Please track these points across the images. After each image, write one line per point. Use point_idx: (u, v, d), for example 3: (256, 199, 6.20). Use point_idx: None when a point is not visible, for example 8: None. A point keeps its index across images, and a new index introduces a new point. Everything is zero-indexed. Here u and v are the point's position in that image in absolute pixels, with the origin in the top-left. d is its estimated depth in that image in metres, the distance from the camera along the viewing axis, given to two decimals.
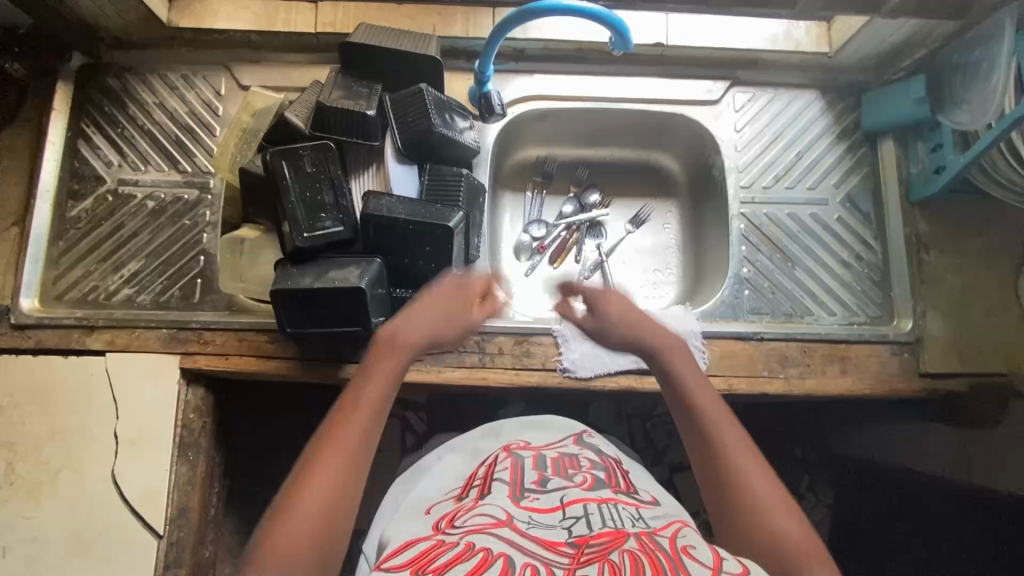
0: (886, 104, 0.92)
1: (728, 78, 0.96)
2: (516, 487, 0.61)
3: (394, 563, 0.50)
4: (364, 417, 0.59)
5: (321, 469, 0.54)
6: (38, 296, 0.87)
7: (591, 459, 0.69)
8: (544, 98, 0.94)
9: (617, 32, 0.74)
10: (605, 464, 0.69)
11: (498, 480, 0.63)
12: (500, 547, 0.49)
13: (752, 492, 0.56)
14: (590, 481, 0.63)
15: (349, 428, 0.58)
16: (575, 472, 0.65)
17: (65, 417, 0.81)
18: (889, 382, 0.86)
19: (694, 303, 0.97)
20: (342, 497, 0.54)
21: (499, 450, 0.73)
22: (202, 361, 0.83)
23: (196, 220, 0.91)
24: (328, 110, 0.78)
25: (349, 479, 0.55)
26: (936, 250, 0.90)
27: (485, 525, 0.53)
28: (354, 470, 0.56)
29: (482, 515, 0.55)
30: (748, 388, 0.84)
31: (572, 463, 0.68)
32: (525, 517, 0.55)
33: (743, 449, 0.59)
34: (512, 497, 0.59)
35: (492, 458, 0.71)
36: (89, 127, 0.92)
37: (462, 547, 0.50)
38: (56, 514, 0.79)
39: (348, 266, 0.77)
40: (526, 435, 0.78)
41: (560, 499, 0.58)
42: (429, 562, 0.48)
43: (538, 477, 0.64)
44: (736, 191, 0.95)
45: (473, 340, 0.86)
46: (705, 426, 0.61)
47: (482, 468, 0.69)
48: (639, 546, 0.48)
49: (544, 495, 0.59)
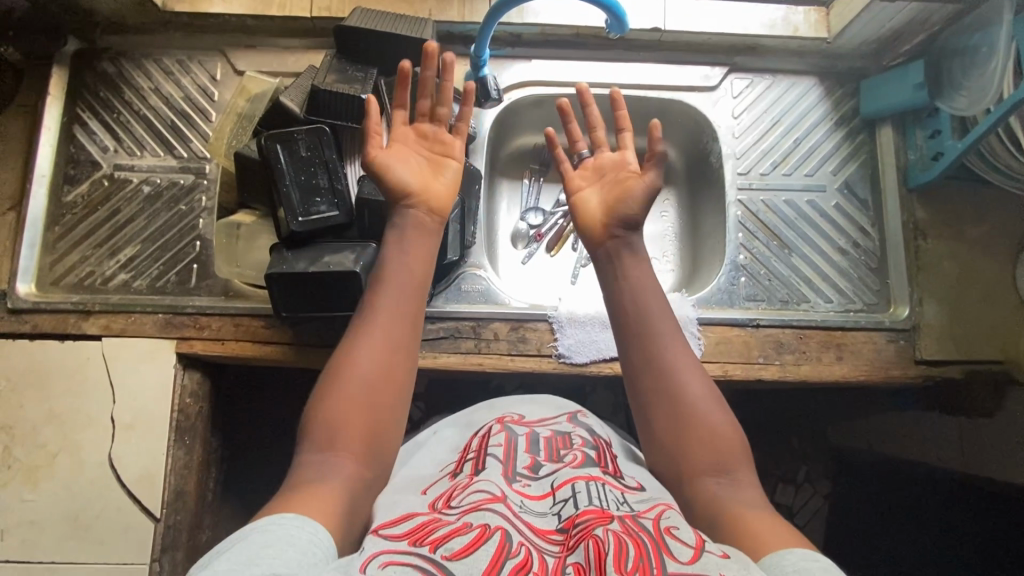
0: (884, 90, 0.91)
1: (726, 64, 0.96)
2: (509, 468, 0.61)
3: (393, 531, 0.50)
4: (394, 313, 0.60)
5: (355, 366, 0.57)
6: (35, 282, 0.87)
7: (583, 437, 0.69)
8: (541, 83, 0.94)
9: (612, 15, 0.73)
10: (597, 443, 0.69)
11: (492, 456, 0.64)
12: (498, 522, 0.49)
13: (692, 397, 0.58)
14: (580, 460, 0.63)
15: (379, 322, 0.60)
16: (566, 453, 0.65)
17: (62, 401, 0.82)
18: (885, 369, 0.86)
19: (692, 289, 0.97)
20: (374, 391, 0.57)
21: (494, 422, 0.73)
22: (197, 345, 0.84)
23: (192, 205, 0.90)
24: (323, 94, 0.78)
25: (389, 374, 0.58)
26: (934, 236, 0.90)
27: (482, 501, 0.53)
28: (392, 364, 0.58)
29: (478, 492, 0.55)
30: (743, 374, 0.84)
31: (563, 442, 0.68)
32: (517, 500, 0.55)
33: (683, 356, 0.60)
34: (505, 477, 0.59)
35: (486, 429, 0.71)
36: (84, 112, 0.92)
37: (460, 523, 0.50)
38: (54, 496, 0.79)
39: (343, 251, 0.76)
40: (522, 407, 0.79)
41: (551, 484, 0.58)
42: (427, 535, 0.48)
43: (530, 461, 0.63)
44: (733, 177, 0.94)
45: (468, 326, 0.86)
46: (656, 341, 0.61)
47: (477, 439, 0.70)
48: (623, 527, 0.47)
49: (535, 481, 0.60)
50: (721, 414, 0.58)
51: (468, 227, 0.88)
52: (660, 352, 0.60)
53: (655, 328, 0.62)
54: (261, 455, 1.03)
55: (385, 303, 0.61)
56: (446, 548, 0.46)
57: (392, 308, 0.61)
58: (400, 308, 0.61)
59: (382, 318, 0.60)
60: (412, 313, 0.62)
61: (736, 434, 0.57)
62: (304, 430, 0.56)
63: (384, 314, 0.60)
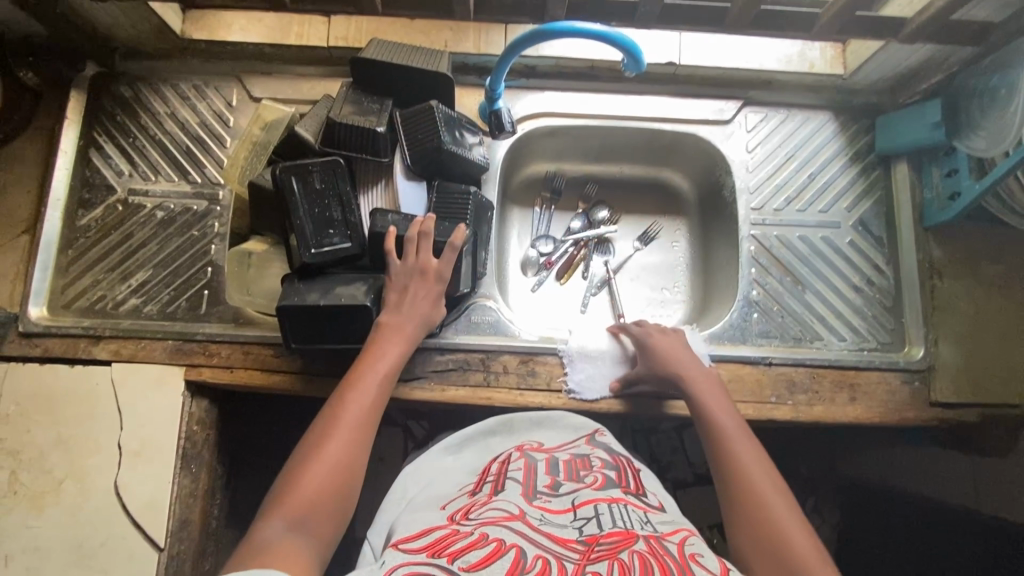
0: (899, 127, 0.90)
1: (740, 98, 0.95)
2: (529, 487, 0.62)
3: (412, 545, 0.51)
4: (366, 404, 0.65)
5: (328, 445, 0.60)
6: (46, 304, 0.87)
7: (602, 458, 0.70)
8: (555, 115, 0.94)
9: (629, 54, 0.72)
10: (617, 464, 0.69)
11: (511, 479, 0.64)
12: (513, 539, 0.51)
13: (763, 502, 0.61)
14: (601, 481, 0.64)
15: (349, 413, 0.63)
16: (586, 473, 0.65)
17: (70, 426, 0.81)
18: (899, 411, 0.85)
19: (703, 323, 0.96)
20: (345, 469, 0.59)
21: (513, 450, 0.73)
22: (206, 373, 0.84)
23: (205, 231, 0.91)
24: (338, 127, 0.77)
25: (354, 456, 0.61)
26: (950, 276, 0.89)
27: (498, 519, 0.54)
28: (357, 452, 0.61)
29: (495, 509, 0.56)
30: (756, 415, 0.83)
31: (583, 463, 0.68)
32: (536, 513, 0.56)
33: (759, 466, 0.65)
34: (525, 496, 0.60)
35: (505, 456, 0.71)
36: (101, 136, 0.93)
37: (476, 535, 0.51)
38: (58, 523, 0.79)
39: (354, 283, 0.77)
40: (538, 435, 0.78)
41: (572, 500, 0.59)
42: (445, 547, 0.50)
43: (550, 480, 0.64)
44: (746, 212, 0.94)
45: (478, 358, 0.86)
46: (730, 452, 0.67)
47: (495, 464, 0.69)
48: (649, 549, 0.50)
49: (556, 497, 0.60)
50: (792, 520, 0.59)
51: (480, 257, 0.88)
52: (730, 460, 0.66)
53: (727, 439, 0.68)
54: (265, 477, 1.02)
55: (361, 394, 0.65)
56: (463, 561, 0.47)
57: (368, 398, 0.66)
58: (370, 400, 0.65)
59: (353, 410, 0.64)
60: (378, 407, 0.66)
61: (807, 539, 0.57)
62: (267, 503, 0.56)
63: (354, 406, 0.64)
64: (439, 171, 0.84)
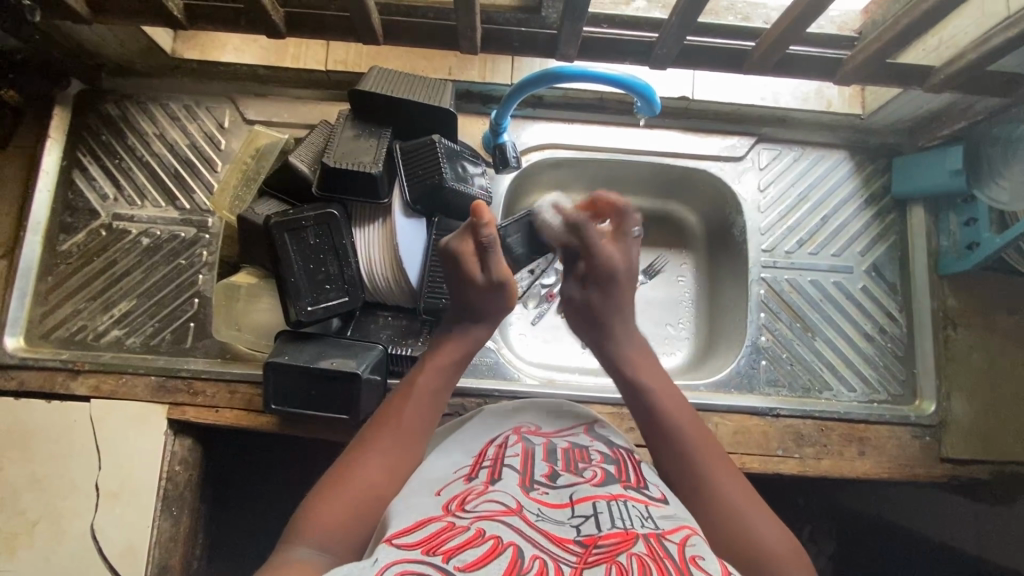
0: (921, 169, 0.87)
1: (753, 134, 0.92)
2: (526, 476, 0.54)
3: (407, 539, 0.44)
4: (412, 423, 0.60)
5: (365, 463, 0.55)
6: (24, 335, 0.83)
7: (602, 451, 0.61)
8: (560, 147, 0.91)
9: (643, 98, 0.71)
10: (617, 457, 0.60)
11: (508, 466, 0.56)
12: (510, 536, 0.45)
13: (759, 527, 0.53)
14: (601, 476, 0.55)
15: (390, 431, 0.58)
16: (584, 466, 0.57)
17: (46, 465, 0.77)
18: (908, 467, 0.82)
19: (707, 367, 0.91)
20: (381, 490, 0.54)
21: (509, 432, 0.65)
22: (190, 413, 0.80)
23: (192, 260, 0.87)
24: (333, 171, 0.72)
25: (392, 478, 0.55)
26: (963, 327, 0.86)
27: (495, 512, 0.48)
28: (394, 476, 0.56)
29: (491, 501, 0.49)
30: (761, 467, 0.80)
31: (581, 455, 0.59)
32: (534, 509, 0.50)
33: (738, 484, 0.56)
34: (522, 486, 0.53)
35: (502, 439, 0.63)
36: (85, 156, 0.88)
37: (473, 532, 0.45)
38: (32, 568, 0.75)
39: (347, 353, 0.75)
40: (534, 415, 0.69)
41: (570, 495, 0.52)
42: (440, 544, 0.44)
43: (548, 469, 0.56)
44: (757, 254, 0.91)
45: (475, 403, 0.82)
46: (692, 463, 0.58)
47: (491, 447, 0.61)
48: (647, 550, 0.44)
49: (554, 490, 0.53)
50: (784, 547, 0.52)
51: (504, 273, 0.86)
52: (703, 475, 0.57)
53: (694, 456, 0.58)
54: (248, 507, 0.98)
55: (408, 408, 0.61)
56: (459, 560, 0.42)
57: (410, 415, 0.60)
58: (416, 419, 0.60)
59: (395, 431, 0.59)
60: (425, 428, 0.60)
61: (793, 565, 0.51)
62: (295, 516, 0.52)
63: (396, 425, 0.59)
64: (442, 207, 0.80)
